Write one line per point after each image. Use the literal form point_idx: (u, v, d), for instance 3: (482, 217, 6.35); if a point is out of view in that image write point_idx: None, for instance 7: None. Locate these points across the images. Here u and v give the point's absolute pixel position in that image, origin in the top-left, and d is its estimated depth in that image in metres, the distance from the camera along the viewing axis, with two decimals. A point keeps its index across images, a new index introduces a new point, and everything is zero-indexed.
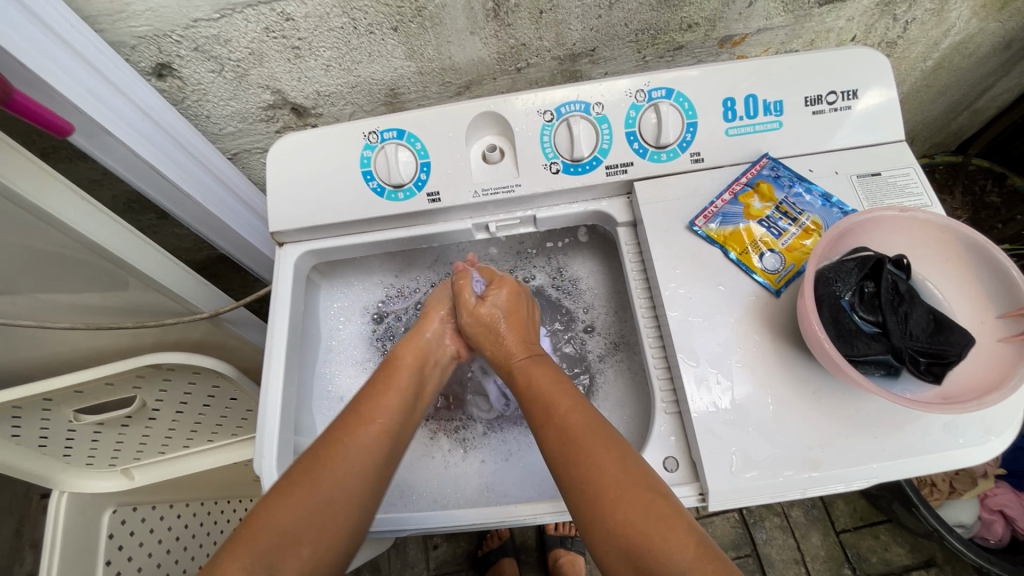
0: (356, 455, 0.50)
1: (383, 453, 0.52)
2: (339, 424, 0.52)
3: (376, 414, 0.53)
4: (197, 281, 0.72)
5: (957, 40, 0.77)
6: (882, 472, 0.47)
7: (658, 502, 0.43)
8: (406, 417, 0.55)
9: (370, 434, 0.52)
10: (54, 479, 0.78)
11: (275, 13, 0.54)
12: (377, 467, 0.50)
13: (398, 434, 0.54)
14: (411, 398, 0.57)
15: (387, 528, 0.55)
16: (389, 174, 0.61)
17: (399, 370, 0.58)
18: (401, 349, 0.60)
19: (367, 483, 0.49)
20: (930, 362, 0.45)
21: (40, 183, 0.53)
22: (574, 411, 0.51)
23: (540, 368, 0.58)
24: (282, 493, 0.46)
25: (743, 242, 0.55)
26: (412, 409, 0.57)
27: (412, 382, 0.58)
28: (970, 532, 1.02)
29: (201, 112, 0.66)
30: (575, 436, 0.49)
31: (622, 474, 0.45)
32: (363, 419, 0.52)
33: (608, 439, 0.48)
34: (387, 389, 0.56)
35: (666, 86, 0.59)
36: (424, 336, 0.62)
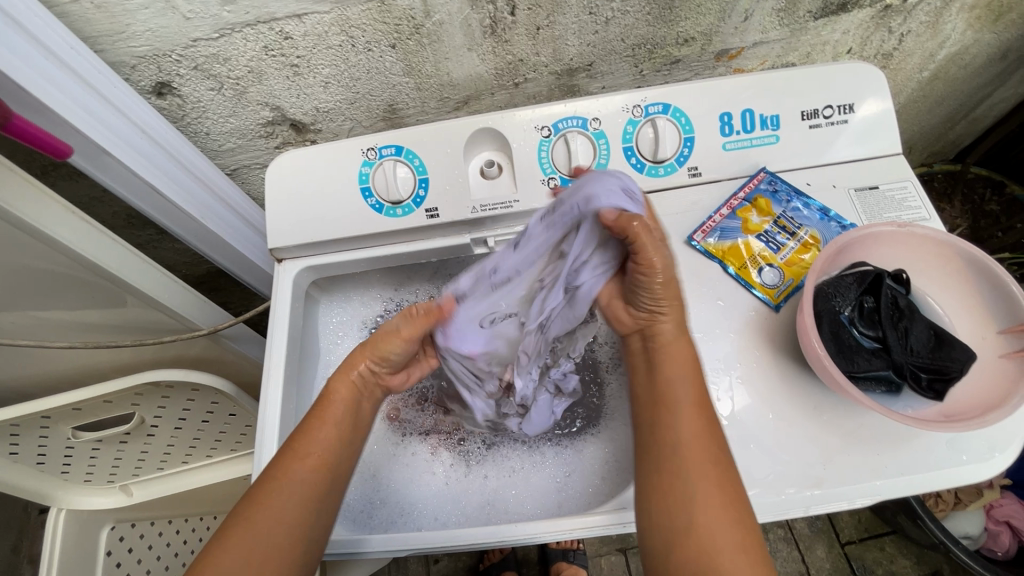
0: (288, 497, 0.49)
1: (323, 484, 0.51)
2: (274, 461, 0.51)
3: (309, 449, 0.51)
4: (195, 297, 0.72)
5: (952, 52, 0.77)
6: (885, 489, 0.46)
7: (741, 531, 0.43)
8: (344, 445, 0.53)
9: (303, 472, 0.50)
10: (53, 496, 0.77)
11: (274, 32, 0.55)
12: (311, 505, 0.50)
13: (335, 465, 0.52)
14: (349, 430, 0.54)
15: (343, 550, 0.55)
16: (387, 190, 0.61)
17: (337, 403, 0.53)
18: (335, 383, 0.54)
19: (304, 521, 0.49)
20: (931, 378, 0.44)
21: (37, 202, 0.53)
22: (694, 411, 0.47)
23: (684, 350, 0.49)
24: (222, 542, 0.47)
25: (741, 256, 0.55)
26: (354, 438, 0.54)
27: (348, 418, 0.54)
28: (976, 544, 1.01)
29: (201, 129, 0.66)
30: (689, 445, 0.45)
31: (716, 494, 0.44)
32: (296, 455, 0.50)
33: (716, 451, 0.45)
34: (321, 422, 0.52)
35: (663, 102, 0.60)
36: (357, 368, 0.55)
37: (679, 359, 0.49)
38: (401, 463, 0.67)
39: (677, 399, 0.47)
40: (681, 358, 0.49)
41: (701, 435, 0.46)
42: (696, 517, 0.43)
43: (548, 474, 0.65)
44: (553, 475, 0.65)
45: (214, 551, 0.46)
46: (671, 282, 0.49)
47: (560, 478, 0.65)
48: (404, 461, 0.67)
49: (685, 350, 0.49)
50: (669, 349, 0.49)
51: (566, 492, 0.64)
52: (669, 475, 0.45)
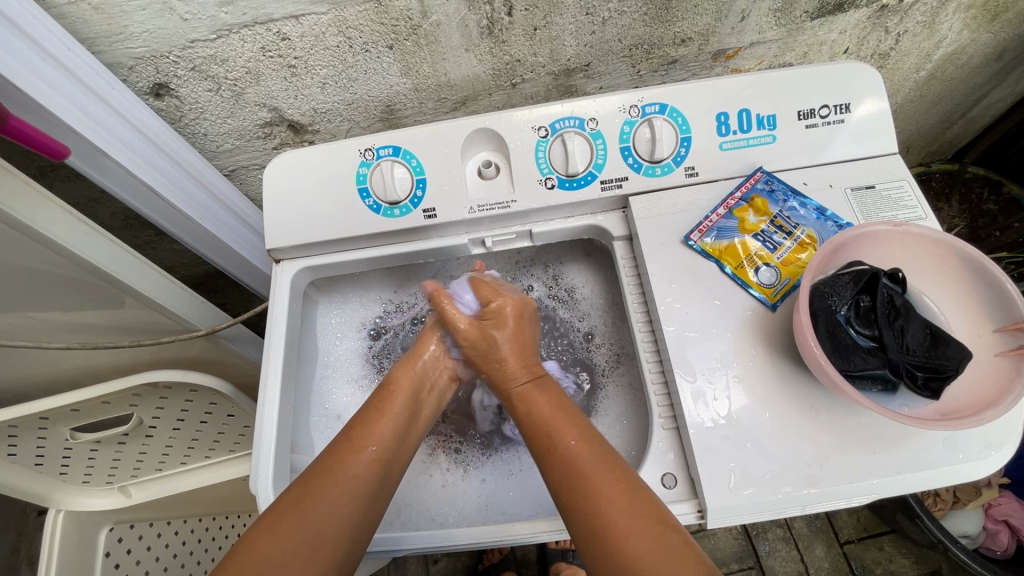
0: (345, 484, 0.48)
1: (374, 480, 0.50)
2: (329, 452, 0.50)
3: (369, 439, 0.51)
4: (193, 298, 0.72)
5: (949, 51, 0.78)
6: (881, 488, 0.47)
7: (648, 514, 0.43)
8: (400, 441, 0.53)
9: (361, 460, 0.49)
10: (52, 497, 0.77)
11: (271, 33, 0.55)
12: (366, 496, 0.49)
13: (392, 458, 0.52)
14: (404, 429, 0.54)
15: (384, 547, 0.55)
16: (384, 190, 0.61)
17: (398, 395, 0.55)
18: (396, 374, 0.57)
19: (356, 511, 0.48)
20: (927, 377, 0.45)
21: (33, 203, 0.53)
22: (570, 425, 0.50)
23: (540, 392, 0.55)
24: (272, 523, 0.45)
25: (738, 256, 0.55)
26: (406, 436, 0.54)
27: (406, 408, 0.55)
28: (974, 543, 1.01)
29: (198, 130, 0.66)
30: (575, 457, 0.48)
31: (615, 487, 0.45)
32: (353, 447, 0.50)
33: (603, 456, 0.47)
34: (380, 413, 0.53)
35: (660, 102, 0.60)
36: (420, 360, 0.58)
37: (546, 393, 0.55)
38: None
39: (558, 420, 0.51)
40: (543, 397, 0.54)
41: (590, 446, 0.48)
42: (606, 518, 0.44)
43: (546, 474, 0.65)
44: None
45: (263, 531, 0.44)
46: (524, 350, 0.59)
47: None
48: None
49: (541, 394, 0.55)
50: (534, 398, 0.54)
51: None
52: (578, 490, 0.46)
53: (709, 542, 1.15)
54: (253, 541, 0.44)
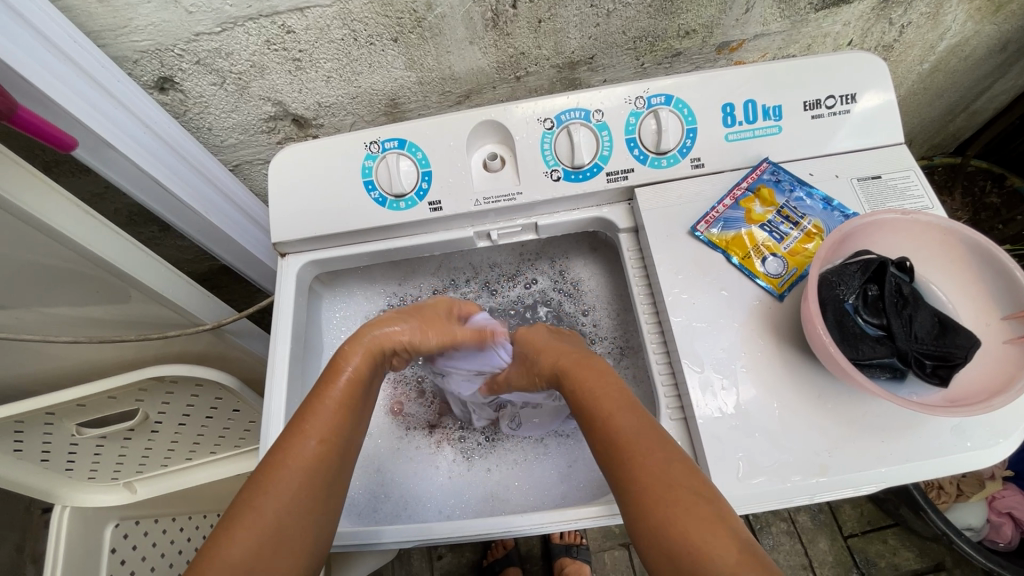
0: (297, 474, 0.47)
1: (328, 465, 0.49)
2: (279, 443, 0.48)
3: (315, 425, 0.49)
4: (198, 293, 0.72)
5: (952, 43, 0.78)
6: (890, 476, 0.47)
7: (698, 502, 0.41)
8: (350, 422, 0.52)
9: (309, 450, 0.48)
10: (56, 494, 0.78)
11: (276, 25, 0.55)
12: (320, 483, 0.48)
13: (341, 441, 0.50)
14: (355, 407, 0.53)
15: (357, 542, 0.55)
16: (390, 183, 0.61)
17: (347, 375, 0.53)
18: (347, 352, 0.55)
19: (311, 501, 0.47)
20: (935, 364, 0.44)
21: (39, 194, 0.53)
22: (623, 415, 0.48)
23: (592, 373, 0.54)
24: (228, 527, 0.44)
25: (745, 246, 0.55)
26: (357, 413, 0.53)
27: (353, 392, 0.53)
28: (978, 535, 1.01)
29: (203, 125, 0.66)
30: (624, 438, 0.46)
31: (670, 472, 0.43)
32: (303, 433, 0.49)
33: (653, 438, 0.46)
34: (328, 397, 0.52)
35: (665, 93, 0.60)
36: (375, 337, 0.57)
37: (594, 376, 0.54)
38: (406, 457, 0.67)
39: (603, 412, 0.50)
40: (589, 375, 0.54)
41: (638, 433, 0.47)
42: (659, 508, 0.42)
43: (551, 466, 0.66)
44: (556, 468, 0.66)
45: (221, 534, 0.44)
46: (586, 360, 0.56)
47: (563, 469, 0.65)
48: (408, 455, 0.68)
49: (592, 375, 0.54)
50: (587, 382, 0.53)
51: (571, 482, 0.64)
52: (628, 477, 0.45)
53: None
54: (212, 550, 0.43)
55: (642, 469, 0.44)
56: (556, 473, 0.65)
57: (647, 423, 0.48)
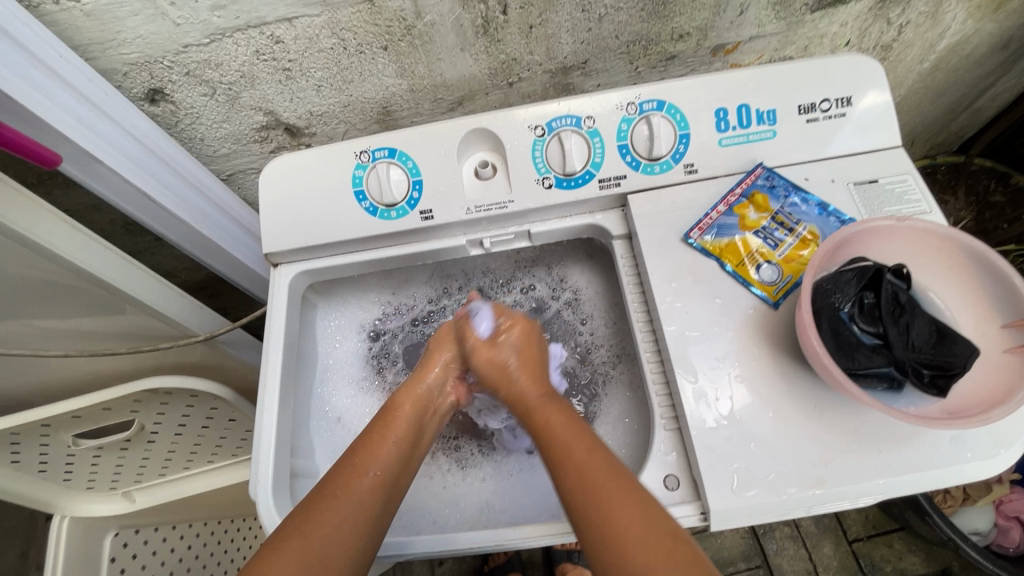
0: (349, 510, 0.47)
1: (378, 506, 0.49)
2: (332, 477, 0.49)
3: (370, 463, 0.51)
4: (191, 304, 0.72)
5: (952, 42, 0.76)
6: (888, 488, 0.46)
7: (656, 533, 0.40)
8: (403, 465, 0.52)
9: (363, 485, 0.49)
10: (56, 504, 0.77)
11: (265, 36, 0.55)
12: (370, 519, 0.48)
13: (395, 484, 0.51)
14: (408, 450, 0.54)
15: (390, 553, 0.54)
16: (380, 193, 0.61)
17: (401, 419, 0.55)
18: (399, 399, 0.58)
19: (361, 534, 0.47)
20: (933, 374, 0.44)
21: (23, 209, 0.53)
22: (589, 452, 0.47)
23: (552, 404, 0.54)
24: (277, 551, 0.43)
25: (739, 253, 0.54)
26: (410, 459, 0.54)
27: (408, 432, 0.55)
28: (985, 540, 1.00)
29: (195, 135, 0.66)
30: (586, 467, 0.46)
31: (607, 470, 0.45)
32: (356, 472, 0.49)
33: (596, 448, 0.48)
34: (381, 438, 0.53)
35: (657, 99, 0.59)
36: (425, 383, 0.59)
37: (559, 402, 0.55)
38: None
39: (572, 444, 0.48)
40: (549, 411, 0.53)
41: (603, 467, 0.45)
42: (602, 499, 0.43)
43: (546, 475, 0.65)
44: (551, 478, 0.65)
45: (268, 558, 0.43)
46: (530, 356, 0.60)
47: None
48: None
49: (546, 399, 0.55)
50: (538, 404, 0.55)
51: None
52: (588, 502, 0.44)
53: (715, 542, 1.14)
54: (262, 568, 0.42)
55: (601, 493, 0.43)
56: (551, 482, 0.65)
57: (608, 457, 0.47)
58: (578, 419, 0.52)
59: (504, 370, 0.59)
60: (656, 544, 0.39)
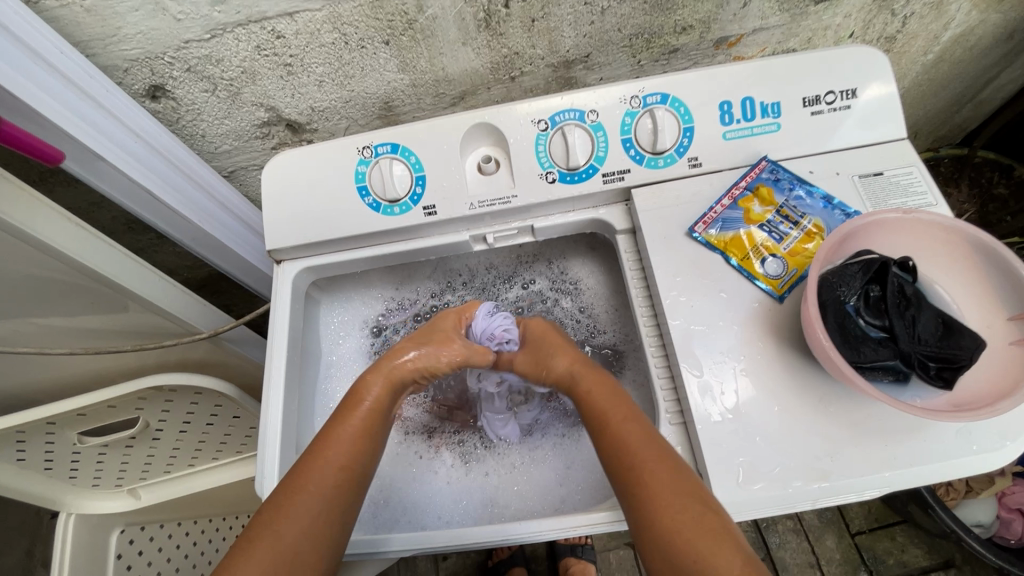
0: (316, 501, 0.47)
1: (345, 493, 0.50)
2: (297, 469, 0.49)
3: (335, 450, 0.51)
4: (194, 301, 0.72)
5: (957, 33, 0.76)
6: (893, 481, 0.46)
7: (709, 519, 0.41)
8: (369, 450, 0.53)
9: (327, 475, 0.49)
10: (62, 501, 0.78)
11: (266, 31, 0.54)
12: (338, 508, 0.49)
13: (359, 469, 0.51)
14: (372, 436, 0.54)
15: (363, 550, 0.54)
16: (383, 188, 0.61)
17: (364, 406, 0.55)
18: (369, 377, 0.57)
19: (328, 523, 0.48)
20: (939, 367, 0.44)
21: (24, 208, 0.52)
22: (629, 425, 0.49)
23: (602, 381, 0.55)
24: (246, 551, 0.44)
25: (744, 247, 0.54)
26: (375, 443, 0.54)
27: (375, 418, 0.55)
28: (988, 532, 1.00)
29: (196, 132, 0.65)
30: (647, 468, 0.45)
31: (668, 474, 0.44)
32: (322, 462, 0.50)
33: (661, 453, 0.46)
34: (344, 426, 0.53)
35: (661, 92, 0.59)
36: (394, 368, 0.58)
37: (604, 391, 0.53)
38: (405, 463, 0.67)
39: (612, 418, 0.50)
40: (593, 392, 0.54)
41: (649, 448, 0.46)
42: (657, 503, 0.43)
43: (550, 470, 0.65)
44: (555, 472, 0.65)
45: (239, 555, 0.44)
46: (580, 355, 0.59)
47: (563, 473, 0.65)
48: (407, 461, 0.67)
49: (592, 379, 0.55)
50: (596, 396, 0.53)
51: (570, 488, 0.63)
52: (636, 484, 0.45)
53: None
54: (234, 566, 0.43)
55: (647, 476, 0.44)
56: (555, 478, 0.65)
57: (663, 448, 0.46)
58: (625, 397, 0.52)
59: (544, 363, 0.59)
60: (706, 532, 0.40)
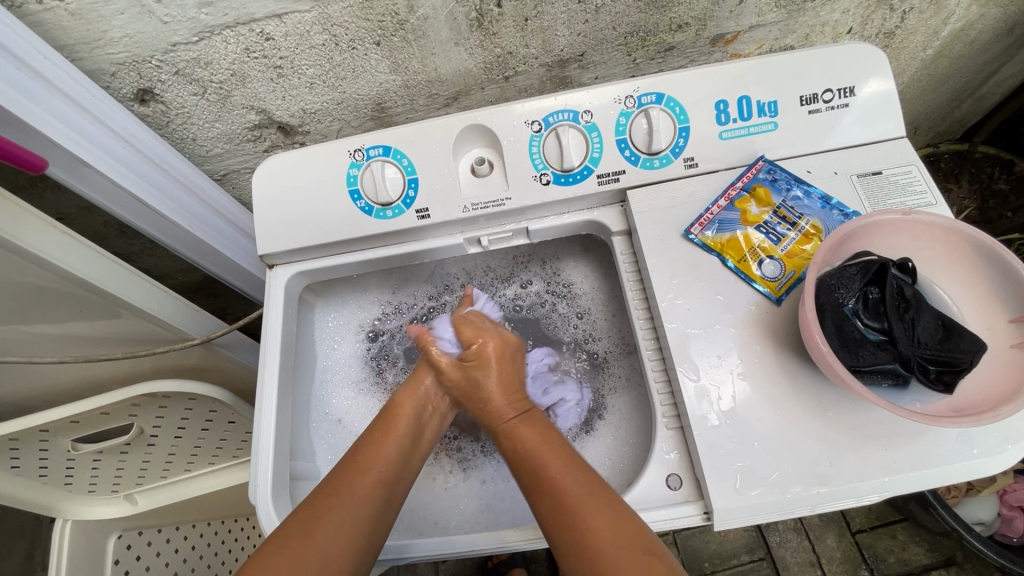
0: (351, 506, 0.48)
1: (380, 504, 0.50)
2: (336, 474, 0.50)
3: (374, 460, 0.51)
4: (185, 306, 0.71)
5: (957, 28, 0.75)
6: (893, 486, 0.45)
7: (636, 552, 0.43)
8: (405, 466, 0.53)
9: (365, 482, 0.50)
10: (57, 508, 0.77)
11: (254, 33, 0.54)
12: (372, 517, 0.49)
13: (396, 482, 0.52)
14: (412, 449, 0.54)
15: (389, 557, 0.54)
16: (375, 192, 0.60)
17: (398, 421, 0.55)
18: (398, 400, 0.56)
19: (361, 533, 0.47)
20: (940, 370, 0.43)
21: (10, 216, 0.52)
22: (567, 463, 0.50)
23: (532, 427, 0.54)
24: (278, 551, 0.44)
25: (741, 249, 0.53)
26: (411, 459, 0.54)
27: (410, 432, 0.55)
28: (990, 530, 1.00)
29: (187, 135, 0.65)
30: (587, 524, 0.45)
31: (613, 530, 0.44)
32: (360, 469, 0.50)
33: (609, 505, 0.46)
34: (383, 438, 0.53)
35: (656, 91, 0.58)
36: (420, 387, 0.58)
37: (538, 431, 0.54)
38: None
39: (547, 463, 0.50)
40: (533, 441, 0.52)
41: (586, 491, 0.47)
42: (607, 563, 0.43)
43: None
44: None
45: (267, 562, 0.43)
46: (512, 369, 0.59)
47: None
48: None
49: (532, 429, 0.54)
50: (531, 440, 0.53)
51: None
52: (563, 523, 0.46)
53: (719, 534, 1.14)
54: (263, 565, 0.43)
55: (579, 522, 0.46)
56: None
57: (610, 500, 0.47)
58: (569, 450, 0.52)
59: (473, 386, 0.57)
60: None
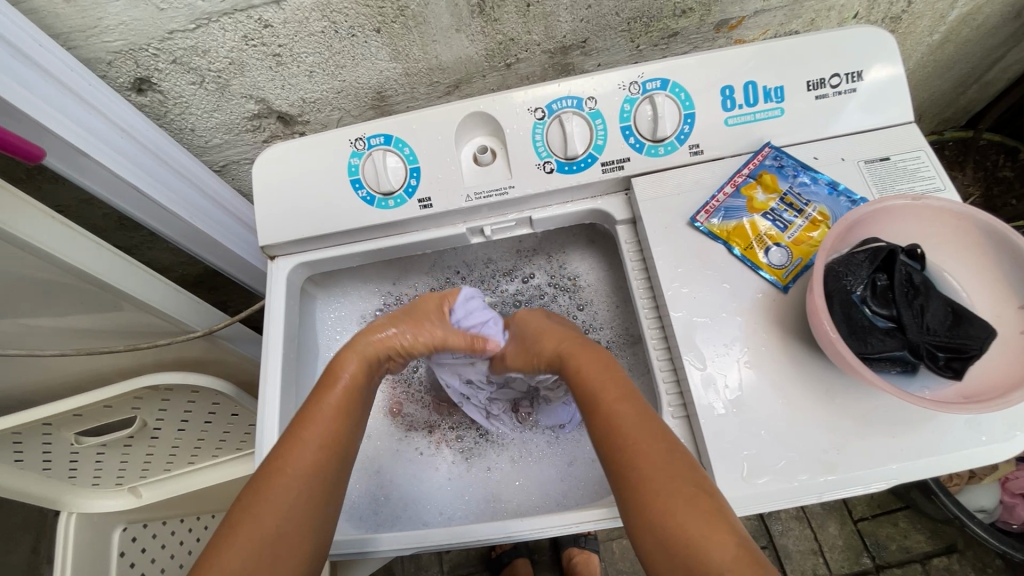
0: (297, 478, 0.48)
1: (330, 467, 0.50)
2: (280, 447, 0.49)
3: (317, 428, 0.51)
4: (185, 298, 0.70)
5: (964, 12, 0.74)
6: (900, 474, 0.45)
7: (703, 510, 0.40)
8: (350, 425, 0.53)
9: (311, 452, 0.49)
10: (63, 500, 0.78)
11: (252, 20, 0.53)
12: (322, 484, 0.49)
13: (342, 442, 0.52)
14: (353, 409, 0.54)
15: (351, 551, 0.54)
16: (377, 181, 0.59)
17: (341, 382, 0.54)
18: (340, 362, 0.56)
19: (312, 502, 0.48)
20: (948, 357, 0.42)
21: (9, 206, 0.51)
22: (624, 399, 0.49)
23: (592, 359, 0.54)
24: (232, 533, 0.45)
25: (747, 236, 0.53)
26: (357, 417, 0.54)
27: (354, 394, 0.55)
28: (991, 517, 1.00)
29: (185, 126, 0.64)
30: (643, 452, 0.45)
31: (667, 464, 0.43)
32: (302, 440, 0.49)
33: (659, 438, 0.45)
34: (324, 403, 0.52)
35: (661, 77, 0.57)
36: (367, 349, 0.57)
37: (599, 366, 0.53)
38: (406, 459, 0.66)
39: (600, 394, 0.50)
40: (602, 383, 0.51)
41: (662, 459, 0.44)
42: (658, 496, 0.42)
43: (549, 464, 0.65)
44: (555, 466, 0.65)
45: (222, 543, 0.44)
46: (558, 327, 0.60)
47: (562, 467, 0.64)
48: (407, 457, 0.67)
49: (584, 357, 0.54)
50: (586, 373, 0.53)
51: (571, 481, 0.63)
52: (636, 484, 0.44)
53: None
54: (218, 551, 0.44)
55: (659, 494, 0.42)
56: (556, 472, 0.64)
57: (658, 433, 0.46)
58: (642, 403, 0.49)
59: (535, 345, 0.58)
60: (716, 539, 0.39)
